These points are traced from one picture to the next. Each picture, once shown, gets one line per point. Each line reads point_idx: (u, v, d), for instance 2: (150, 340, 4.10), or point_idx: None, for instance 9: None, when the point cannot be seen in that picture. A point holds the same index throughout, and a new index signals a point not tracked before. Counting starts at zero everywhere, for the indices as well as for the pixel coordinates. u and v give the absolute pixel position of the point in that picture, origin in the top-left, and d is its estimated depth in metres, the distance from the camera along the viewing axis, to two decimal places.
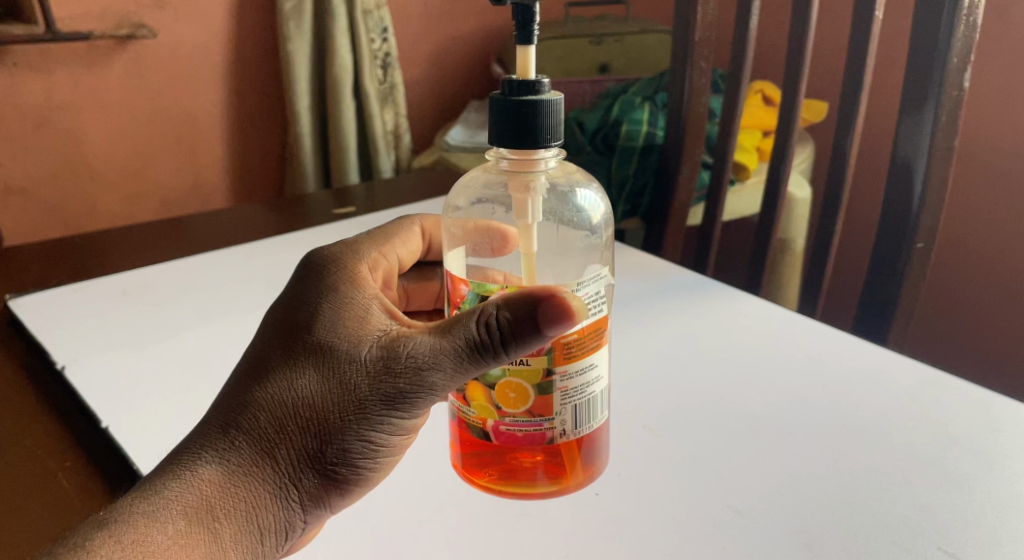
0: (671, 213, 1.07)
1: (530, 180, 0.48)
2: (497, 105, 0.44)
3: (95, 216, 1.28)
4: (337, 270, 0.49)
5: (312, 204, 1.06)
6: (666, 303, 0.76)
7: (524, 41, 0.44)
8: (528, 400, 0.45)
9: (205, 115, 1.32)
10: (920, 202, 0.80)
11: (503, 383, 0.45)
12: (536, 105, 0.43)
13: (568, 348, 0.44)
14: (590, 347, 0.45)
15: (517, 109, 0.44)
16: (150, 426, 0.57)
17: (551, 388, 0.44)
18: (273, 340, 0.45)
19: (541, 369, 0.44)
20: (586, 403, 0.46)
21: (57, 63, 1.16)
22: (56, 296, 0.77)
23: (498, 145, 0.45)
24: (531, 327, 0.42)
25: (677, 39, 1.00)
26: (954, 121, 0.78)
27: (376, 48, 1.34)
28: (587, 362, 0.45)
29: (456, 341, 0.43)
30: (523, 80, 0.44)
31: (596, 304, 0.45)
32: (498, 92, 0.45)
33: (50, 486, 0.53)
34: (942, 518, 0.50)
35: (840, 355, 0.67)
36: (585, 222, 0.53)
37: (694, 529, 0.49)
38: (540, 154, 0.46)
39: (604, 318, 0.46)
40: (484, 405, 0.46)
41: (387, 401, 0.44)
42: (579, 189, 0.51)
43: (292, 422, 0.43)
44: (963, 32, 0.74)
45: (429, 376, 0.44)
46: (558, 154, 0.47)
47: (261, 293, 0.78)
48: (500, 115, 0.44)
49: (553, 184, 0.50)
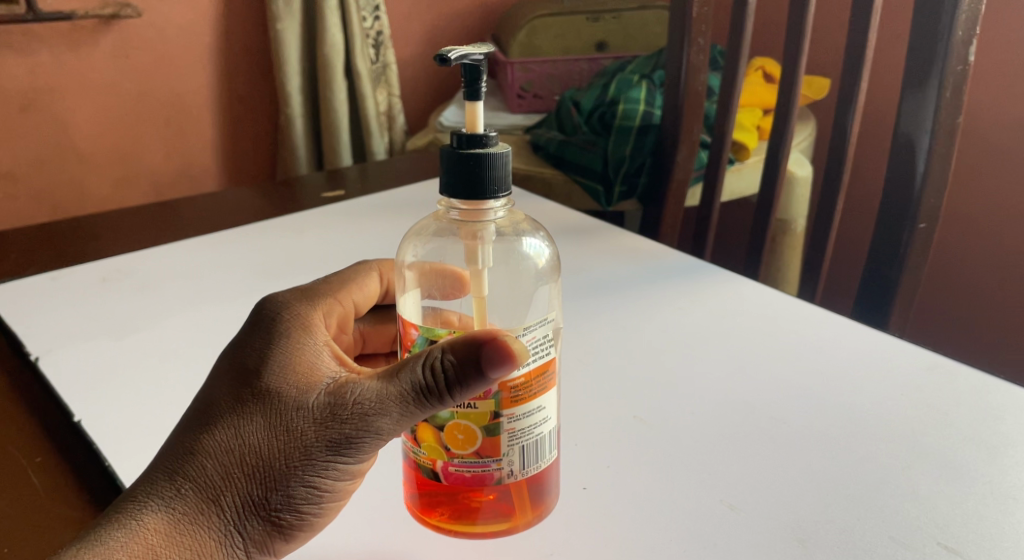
0: (668, 195, 1.05)
1: (479, 229, 0.46)
2: (445, 158, 0.42)
3: (83, 201, 1.27)
4: (289, 315, 0.47)
5: (303, 188, 1.04)
6: (659, 288, 0.75)
7: (472, 97, 0.42)
8: (474, 442, 0.42)
9: (193, 97, 1.30)
10: (923, 182, 0.78)
11: (452, 424, 0.43)
12: (482, 158, 0.41)
13: (515, 392, 0.42)
14: (538, 390, 0.43)
15: (464, 162, 0.42)
16: (124, 419, 0.56)
17: (499, 430, 0.42)
18: (220, 386, 0.44)
19: (488, 412, 0.42)
20: (535, 444, 0.44)
21: (40, 43, 1.14)
22: (35, 285, 0.75)
23: (447, 195, 0.43)
24: (475, 370, 0.40)
25: (675, 14, 0.96)
26: (959, 96, 0.75)
27: (367, 27, 1.31)
28: (535, 404, 0.43)
29: (403, 386, 0.42)
30: (471, 133, 0.42)
31: (543, 348, 0.43)
32: (448, 144, 0.43)
33: (21, 483, 0.51)
34: (942, 511, 0.48)
35: (839, 341, 0.65)
36: (529, 267, 0.50)
37: (686, 523, 0.48)
38: (490, 205, 0.43)
39: (552, 360, 0.44)
40: (434, 445, 0.43)
41: (334, 447, 0.42)
42: (524, 237, 0.49)
43: (237, 469, 0.41)
44: (969, 4, 0.71)
45: (375, 421, 0.42)
46: (507, 205, 0.45)
47: (244, 281, 0.76)
48: (448, 166, 0.42)
49: (499, 235, 0.48)
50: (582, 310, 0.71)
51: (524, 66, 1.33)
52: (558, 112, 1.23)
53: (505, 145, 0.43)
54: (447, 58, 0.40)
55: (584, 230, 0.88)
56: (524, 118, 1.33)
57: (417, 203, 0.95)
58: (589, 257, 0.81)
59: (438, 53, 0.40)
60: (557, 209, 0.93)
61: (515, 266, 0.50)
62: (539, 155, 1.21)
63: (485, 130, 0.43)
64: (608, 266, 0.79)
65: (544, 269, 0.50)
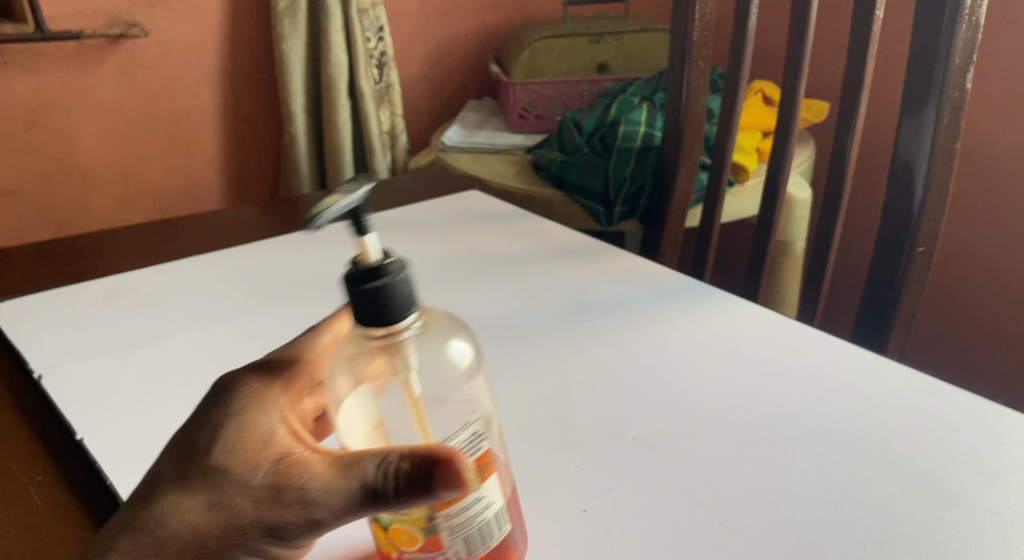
0: (669, 215, 1.05)
1: (396, 350, 0.44)
2: (351, 294, 0.41)
3: (88, 217, 1.29)
4: (253, 390, 0.47)
5: (306, 205, 1.05)
6: (659, 308, 0.75)
7: (358, 236, 0.42)
8: (417, 541, 0.42)
9: (198, 117, 1.32)
10: (921, 206, 0.79)
11: (393, 527, 0.42)
12: (378, 289, 0.40)
13: (449, 494, 0.41)
14: (474, 485, 0.42)
15: (366, 293, 0.41)
16: (126, 435, 0.56)
17: (438, 527, 0.42)
18: (172, 458, 0.44)
19: (422, 515, 0.41)
20: (479, 531, 0.42)
21: (48, 62, 1.16)
22: (39, 301, 0.76)
23: (361, 328, 0.42)
24: (423, 488, 0.39)
25: (676, 37, 0.97)
26: (956, 122, 0.76)
27: (371, 47, 1.33)
28: (472, 499, 0.42)
29: (350, 487, 0.41)
30: (367, 263, 0.41)
31: (472, 446, 0.42)
32: (345, 278, 0.42)
33: (22, 500, 0.51)
34: (939, 537, 0.48)
35: (837, 362, 0.65)
36: (460, 362, 0.47)
37: (685, 547, 0.48)
38: (403, 329, 0.42)
39: (486, 454, 0.43)
40: (386, 541, 0.43)
41: (272, 534, 0.42)
42: (441, 343, 0.45)
43: (175, 544, 0.42)
44: (966, 32, 0.73)
45: (317, 515, 0.42)
46: (413, 321, 0.42)
47: (246, 298, 0.77)
48: (354, 301, 0.41)
49: (423, 347, 0.45)
50: (581, 330, 0.71)
51: (527, 87, 1.36)
52: (559, 132, 1.25)
53: (404, 261, 0.42)
54: (307, 221, 0.39)
55: (584, 251, 0.88)
56: (525, 138, 1.35)
57: (419, 223, 0.96)
58: (589, 277, 0.82)
59: (304, 214, 0.40)
60: (556, 229, 0.94)
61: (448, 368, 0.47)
62: (540, 176, 1.23)
63: (376, 259, 0.42)
64: (608, 286, 0.80)
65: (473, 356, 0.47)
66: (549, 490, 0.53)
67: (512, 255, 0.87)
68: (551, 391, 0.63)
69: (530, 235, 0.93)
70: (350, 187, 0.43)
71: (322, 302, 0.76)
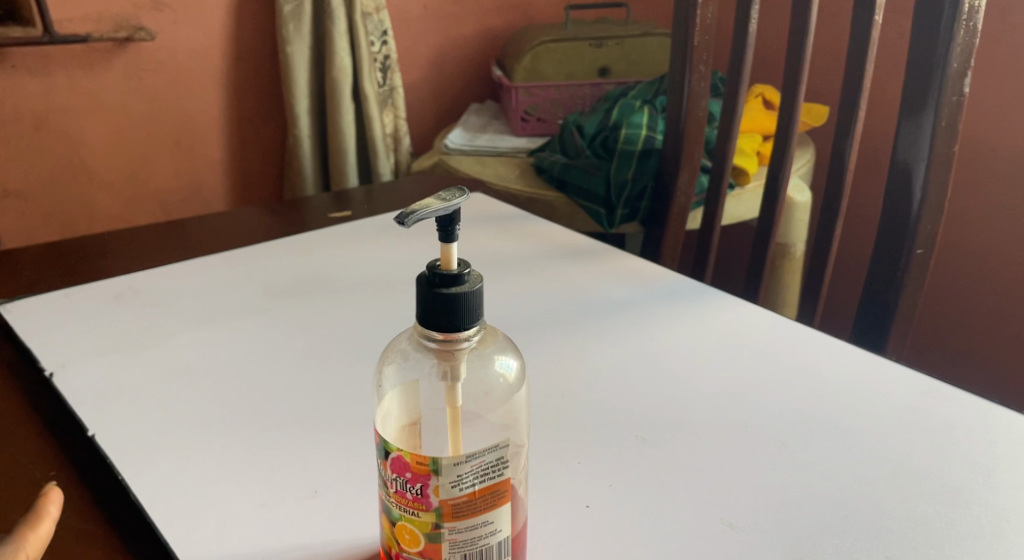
0: (670, 217, 1.06)
1: (455, 355, 0.41)
2: (421, 297, 0.39)
3: (93, 218, 1.31)
4: None
5: (310, 207, 1.06)
6: (661, 308, 0.76)
7: (445, 240, 0.39)
8: (418, 544, 0.41)
9: (203, 118, 1.35)
10: (920, 209, 0.80)
11: (400, 524, 0.41)
12: (454, 300, 0.38)
13: (456, 507, 0.40)
14: (484, 507, 0.40)
15: (438, 302, 0.38)
16: (138, 432, 0.57)
17: (440, 538, 0.40)
18: None
19: (429, 521, 0.40)
20: (480, 551, 0.41)
21: (56, 65, 1.19)
22: (48, 301, 0.77)
23: (422, 328, 0.40)
24: None
25: (677, 41, 0.98)
26: (954, 125, 0.77)
27: (375, 51, 1.34)
28: (481, 519, 0.40)
29: None
30: (447, 270, 0.39)
31: (493, 470, 0.40)
32: (421, 276, 0.40)
33: (34, 494, 0.52)
34: (936, 532, 0.49)
35: (836, 362, 0.66)
36: (500, 384, 0.45)
37: (686, 541, 0.48)
38: (464, 339, 0.40)
39: (507, 480, 0.41)
40: (389, 533, 0.42)
41: None
42: (494, 359, 0.44)
43: None
44: (963, 37, 0.74)
45: None
46: (479, 331, 0.40)
47: (252, 298, 0.78)
48: (422, 305, 0.39)
49: (476, 356, 0.43)
50: (584, 330, 0.72)
51: (529, 91, 1.37)
52: (561, 135, 1.26)
53: (480, 276, 0.40)
54: (407, 222, 0.36)
55: (586, 252, 0.89)
56: (528, 141, 1.36)
57: (423, 225, 0.97)
58: (592, 278, 0.83)
59: (400, 212, 0.37)
60: (558, 231, 0.95)
61: (490, 387, 0.45)
62: (542, 178, 1.24)
63: (457, 267, 0.39)
64: (610, 288, 0.81)
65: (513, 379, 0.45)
66: (553, 486, 0.53)
67: (515, 257, 0.88)
68: (554, 390, 0.64)
69: (532, 237, 0.94)
70: (452, 189, 0.40)
71: (328, 302, 0.77)
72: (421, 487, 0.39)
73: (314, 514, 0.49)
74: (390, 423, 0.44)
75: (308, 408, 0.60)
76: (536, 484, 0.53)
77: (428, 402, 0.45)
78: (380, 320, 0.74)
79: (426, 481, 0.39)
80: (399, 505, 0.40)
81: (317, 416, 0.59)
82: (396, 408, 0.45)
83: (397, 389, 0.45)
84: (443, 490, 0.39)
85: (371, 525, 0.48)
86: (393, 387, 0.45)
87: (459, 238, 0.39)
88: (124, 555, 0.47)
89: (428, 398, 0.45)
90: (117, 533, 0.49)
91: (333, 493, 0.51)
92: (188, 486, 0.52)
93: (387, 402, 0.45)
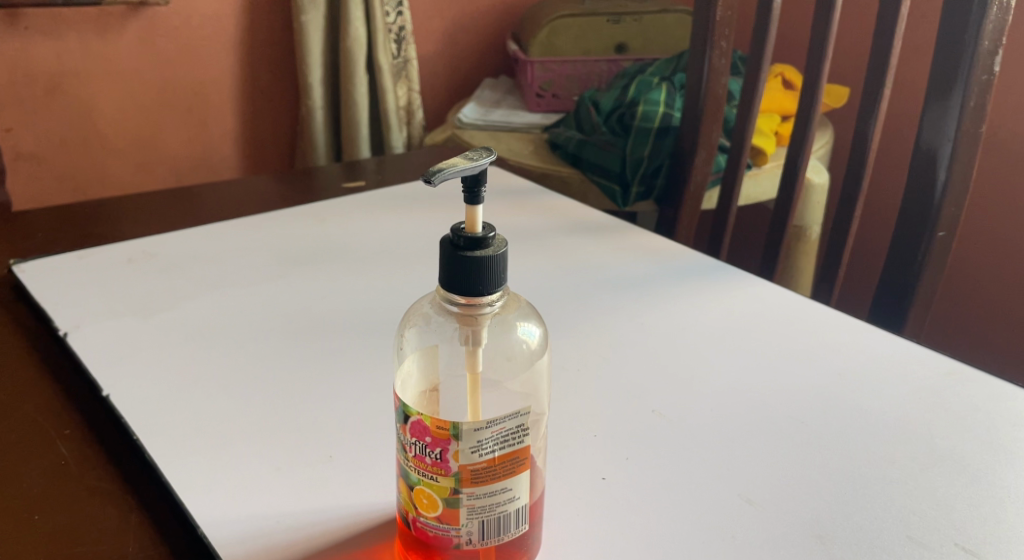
0: (686, 196, 1.05)
1: (478, 319, 0.41)
2: (446, 259, 0.38)
3: (104, 183, 1.30)
4: None
5: (323, 176, 1.05)
6: (679, 284, 0.76)
7: (471, 202, 0.38)
8: (436, 509, 0.40)
9: (216, 86, 1.34)
10: (944, 190, 0.78)
11: (419, 489, 0.40)
12: (479, 262, 0.37)
13: (476, 473, 0.39)
14: (504, 474, 0.40)
15: (462, 265, 0.38)
16: (151, 394, 0.57)
17: (459, 503, 0.39)
18: None
19: (448, 486, 0.39)
20: (498, 518, 0.40)
21: (69, 28, 1.18)
22: (62, 262, 0.76)
23: (444, 291, 0.39)
24: None
25: (699, 16, 0.96)
26: (982, 106, 0.75)
27: (390, 22, 1.33)
28: (499, 486, 0.40)
29: None
30: (472, 233, 0.38)
31: (513, 437, 0.39)
32: (446, 239, 0.39)
33: (48, 452, 0.51)
34: (958, 512, 0.48)
35: (856, 343, 0.65)
36: (519, 353, 0.44)
37: (706, 517, 0.48)
38: (486, 304, 0.39)
39: (526, 447, 0.40)
40: (405, 497, 0.41)
41: None
42: (518, 325, 0.43)
43: None
44: (996, 14, 0.72)
45: None
46: (503, 296, 0.40)
47: (264, 265, 0.77)
48: (446, 265, 0.38)
49: (499, 321, 0.42)
50: (599, 306, 0.71)
51: (544, 65, 1.35)
52: (577, 111, 1.25)
53: (504, 239, 0.39)
54: (433, 181, 0.35)
55: (602, 228, 0.88)
56: (542, 116, 1.34)
57: (437, 197, 0.96)
58: (610, 254, 0.82)
59: (426, 171, 0.36)
60: (573, 206, 0.94)
61: (511, 355, 0.44)
62: (557, 154, 1.23)
63: (483, 230, 0.38)
64: (625, 264, 0.80)
65: (533, 351, 0.44)
66: (569, 458, 0.53)
67: (531, 231, 0.87)
68: (569, 363, 0.63)
69: (547, 211, 0.93)
70: (479, 150, 0.38)
71: (341, 271, 0.76)
72: (441, 452, 0.39)
73: (331, 477, 0.49)
74: (409, 387, 0.43)
75: (321, 375, 0.59)
76: (553, 455, 0.53)
77: (446, 369, 0.45)
78: (393, 290, 0.73)
79: (446, 446, 0.39)
80: (417, 469, 0.40)
81: (331, 383, 0.58)
82: (416, 372, 0.45)
83: (416, 352, 0.45)
84: (462, 455, 0.39)
85: (387, 491, 0.48)
86: (414, 351, 0.45)
87: (485, 201, 0.38)
88: (138, 514, 0.47)
89: (448, 363, 0.45)
90: (131, 494, 0.48)
91: (349, 458, 0.51)
92: (200, 449, 0.51)
93: (407, 364, 0.44)
